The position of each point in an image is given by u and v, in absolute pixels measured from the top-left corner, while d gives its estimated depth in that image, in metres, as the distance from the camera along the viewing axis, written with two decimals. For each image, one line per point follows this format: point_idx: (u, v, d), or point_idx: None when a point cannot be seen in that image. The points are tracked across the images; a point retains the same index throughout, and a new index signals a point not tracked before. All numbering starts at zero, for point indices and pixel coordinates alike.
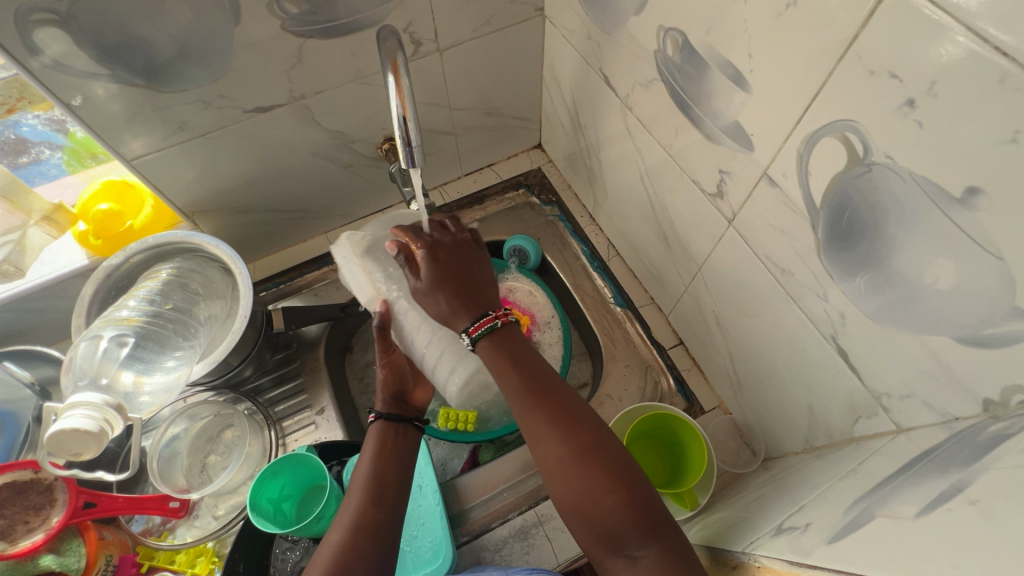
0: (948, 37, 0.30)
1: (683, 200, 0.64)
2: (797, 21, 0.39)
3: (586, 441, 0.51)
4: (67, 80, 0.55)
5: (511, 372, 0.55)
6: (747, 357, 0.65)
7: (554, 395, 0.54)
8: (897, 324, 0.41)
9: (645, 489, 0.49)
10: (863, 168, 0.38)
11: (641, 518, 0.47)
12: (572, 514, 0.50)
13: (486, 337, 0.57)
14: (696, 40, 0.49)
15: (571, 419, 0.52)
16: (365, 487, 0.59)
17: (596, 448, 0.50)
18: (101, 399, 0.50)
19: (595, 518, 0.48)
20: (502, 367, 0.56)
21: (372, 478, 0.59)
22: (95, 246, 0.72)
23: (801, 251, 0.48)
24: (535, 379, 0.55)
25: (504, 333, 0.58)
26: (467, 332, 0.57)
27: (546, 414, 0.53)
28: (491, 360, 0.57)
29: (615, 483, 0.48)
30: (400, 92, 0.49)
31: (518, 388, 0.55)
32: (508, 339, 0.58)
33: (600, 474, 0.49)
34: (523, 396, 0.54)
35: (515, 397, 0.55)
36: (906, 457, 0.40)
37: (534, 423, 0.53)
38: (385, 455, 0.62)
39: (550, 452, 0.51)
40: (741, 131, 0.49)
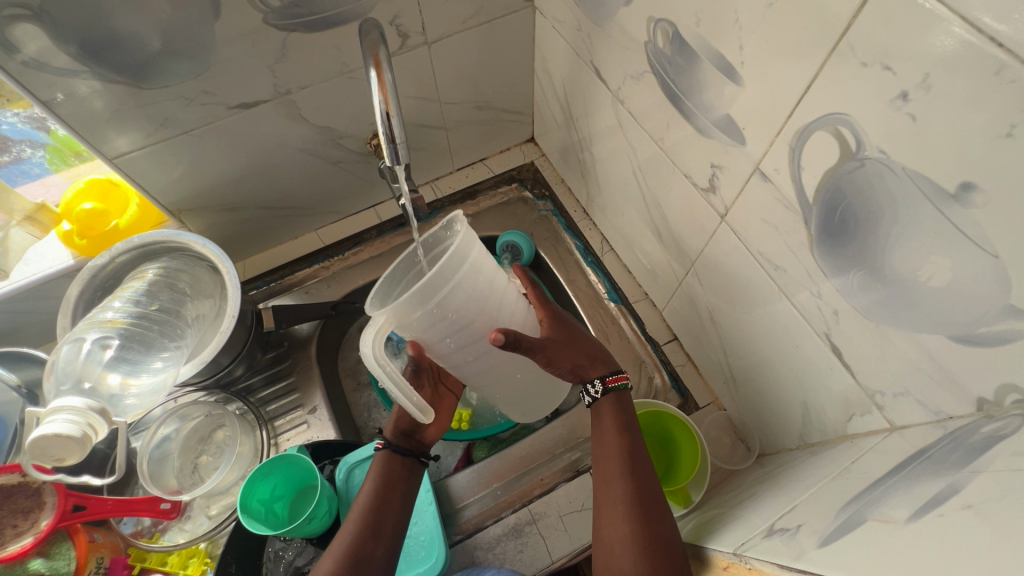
0: (941, 28, 0.29)
1: (676, 195, 0.63)
2: (789, 11, 0.38)
3: (654, 536, 0.51)
4: (46, 78, 0.54)
5: (619, 448, 0.58)
6: (742, 354, 0.64)
7: (640, 479, 0.56)
8: (890, 320, 0.40)
9: None
10: (855, 162, 0.38)
11: None
12: None
13: (617, 392, 0.62)
14: (687, 31, 0.48)
15: (644, 505, 0.53)
16: (363, 518, 0.59)
17: (656, 541, 0.51)
18: (85, 403, 0.49)
19: None
20: (603, 435, 0.60)
21: (372, 510, 0.60)
22: (80, 246, 0.71)
23: (795, 247, 0.47)
24: (635, 462, 0.57)
25: (625, 409, 0.61)
26: (604, 381, 0.62)
27: (625, 492, 0.55)
28: (604, 428, 0.60)
29: None
30: (383, 88, 0.48)
31: (611, 459, 0.58)
32: (625, 419, 0.61)
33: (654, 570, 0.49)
34: (616, 473, 0.56)
35: (603, 466, 0.58)
36: (900, 457, 0.40)
37: (613, 499, 0.55)
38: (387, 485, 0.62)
39: (616, 531, 0.53)
40: (733, 125, 0.48)
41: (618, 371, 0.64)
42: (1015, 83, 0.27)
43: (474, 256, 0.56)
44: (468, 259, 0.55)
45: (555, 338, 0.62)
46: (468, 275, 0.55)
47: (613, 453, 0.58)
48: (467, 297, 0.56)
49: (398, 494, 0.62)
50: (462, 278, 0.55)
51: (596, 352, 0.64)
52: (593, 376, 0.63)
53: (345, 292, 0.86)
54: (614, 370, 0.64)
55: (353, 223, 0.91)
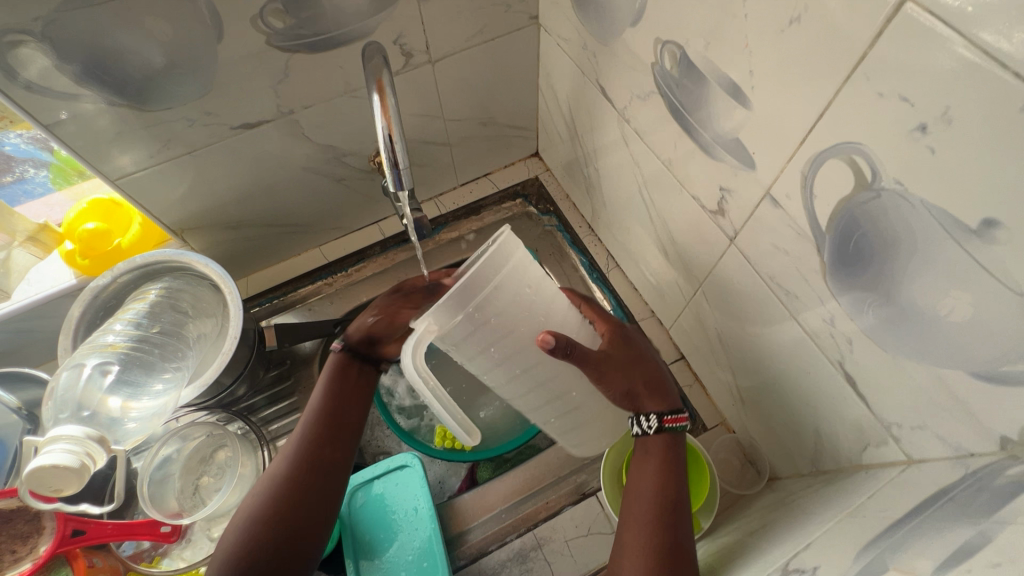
0: (963, 60, 0.28)
1: (684, 215, 0.62)
2: (801, 37, 0.37)
3: None
4: (49, 100, 0.53)
5: (659, 492, 0.55)
6: (752, 377, 0.63)
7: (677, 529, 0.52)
8: (907, 352, 0.39)
9: None
10: (871, 193, 0.36)
11: None
12: None
13: (672, 431, 0.58)
14: (695, 53, 0.47)
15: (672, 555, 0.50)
16: (314, 427, 0.63)
17: None
18: (83, 432, 0.49)
19: None
20: (648, 471, 0.57)
21: (321, 423, 0.63)
22: (83, 266, 0.70)
23: (807, 274, 0.46)
24: (673, 511, 0.53)
25: (676, 453, 0.57)
26: (661, 417, 0.58)
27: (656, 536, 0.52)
28: (648, 465, 0.57)
29: None
30: (385, 112, 0.47)
31: (648, 497, 0.55)
32: (674, 464, 0.57)
33: None
34: (650, 517, 0.53)
35: (640, 500, 0.55)
36: (920, 495, 0.38)
37: (641, 544, 0.52)
38: (333, 400, 0.65)
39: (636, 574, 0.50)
40: (742, 149, 0.47)
41: (677, 409, 0.59)
42: None
43: (517, 258, 0.54)
44: (513, 258, 0.54)
45: (614, 357, 0.58)
46: (510, 278, 0.54)
47: (652, 491, 0.55)
48: (512, 299, 0.55)
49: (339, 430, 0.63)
50: (502, 281, 0.53)
51: (657, 381, 0.60)
52: (647, 408, 0.59)
53: (347, 310, 0.85)
54: (674, 407, 0.59)
55: (356, 240, 0.91)
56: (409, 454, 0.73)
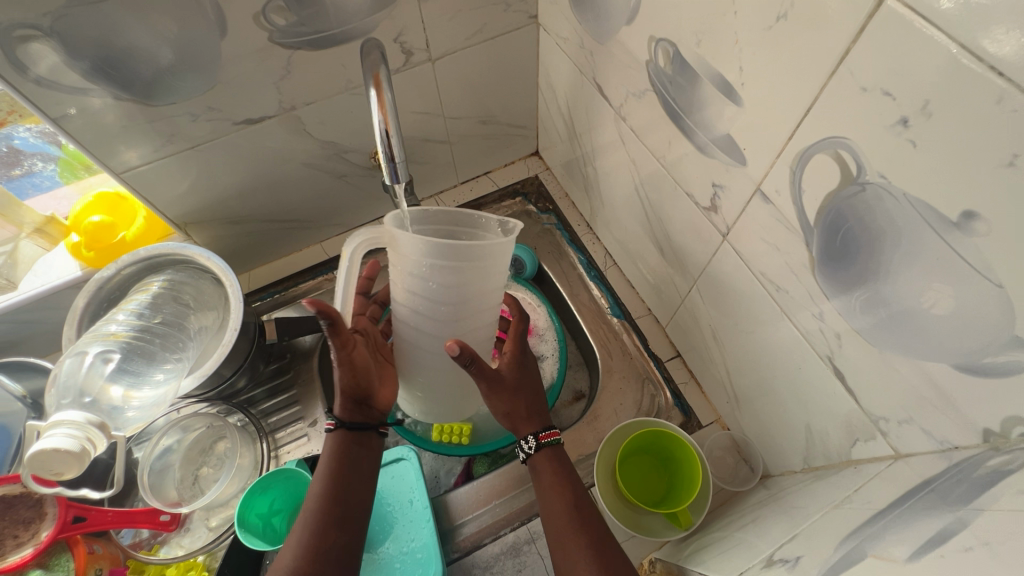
0: (942, 54, 0.29)
1: (678, 212, 0.62)
2: (788, 34, 0.37)
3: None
4: (56, 96, 0.54)
5: (562, 500, 0.58)
6: (745, 373, 0.63)
7: (592, 524, 0.56)
8: (893, 346, 0.40)
9: None
10: (856, 187, 0.37)
11: None
12: None
13: (551, 448, 0.63)
14: (687, 51, 0.48)
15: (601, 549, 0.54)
16: (322, 507, 0.57)
17: None
18: (84, 417, 0.50)
19: None
20: (547, 482, 0.60)
21: (331, 499, 0.57)
22: (87, 258, 0.72)
23: (796, 269, 0.46)
24: (583, 513, 0.57)
25: (558, 461, 0.62)
26: (539, 437, 0.62)
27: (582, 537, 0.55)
28: (544, 482, 0.61)
29: None
30: (382, 107, 0.48)
31: (558, 503, 0.58)
32: (564, 472, 0.61)
33: None
34: (568, 525, 0.56)
35: (552, 511, 0.58)
36: (904, 487, 0.39)
37: (574, 551, 0.54)
38: (342, 475, 0.59)
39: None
40: (734, 146, 0.47)
41: (550, 426, 0.64)
42: (1016, 113, 0.26)
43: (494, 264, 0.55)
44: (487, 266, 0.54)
45: (504, 381, 0.62)
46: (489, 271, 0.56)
47: (558, 499, 0.59)
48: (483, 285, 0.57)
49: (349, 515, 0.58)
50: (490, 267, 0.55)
51: (536, 406, 0.64)
52: (525, 431, 0.63)
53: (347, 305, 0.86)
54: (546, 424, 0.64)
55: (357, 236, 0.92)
56: (406, 447, 0.74)
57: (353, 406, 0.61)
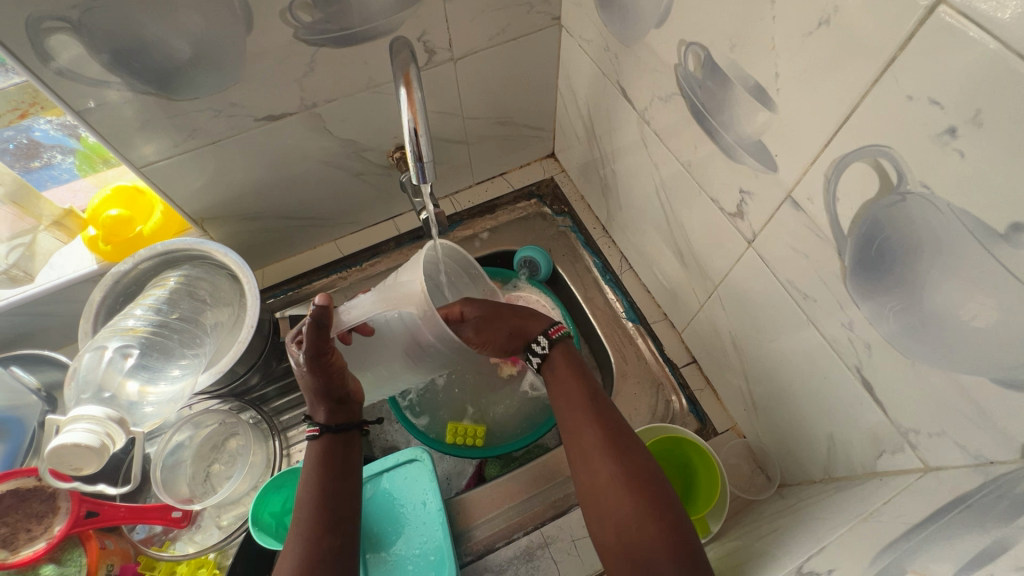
0: (997, 64, 0.28)
1: (700, 217, 0.62)
2: (829, 41, 0.37)
3: (635, 470, 0.55)
4: (79, 88, 0.54)
5: (592, 432, 0.59)
6: (765, 381, 0.63)
7: (609, 419, 0.59)
8: (926, 358, 0.39)
9: (679, 515, 0.52)
10: (895, 196, 0.36)
11: (676, 552, 0.49)
12: (610, 535, 0.53)
13: (562, 341, 0.68)
14: (719, 56, 0.47)
15: (618, 443, 0.57)
16: (311, 516, 0.56)
17: (639, 477, 0.54)
18: (104, 412, 0.49)
19: (631, 543, 0.51)
20: (563, 380, 0.64)
21: (317, 505, 0.56)
22: (105, 252, 0.72)
23: (826, 277, 0.46)
24: (620, 444, 0.57)
25: (573, 358, 0.66)
26: (548, 333, 0.67)
27: (599, 435, 0.58)
28: (561, 376, 0.65)
29: (655, 514, 0.52)
30: (412, 106, 0.47)
31: (574, 402, 0.61)
32: (576, 364, 0.66)
33: (648, 505, 0.52)
34: (599, 458, 0.57)
35: (569, 407, 0.62)
36: (937, 501, 0.38)
37: (591, 448, 0.57)
38: (331, 480, 0.58)
39: (600, 475, 0.55)
40: (765, 152, 0.47)
41: (557, 324, 0.69)
42: None
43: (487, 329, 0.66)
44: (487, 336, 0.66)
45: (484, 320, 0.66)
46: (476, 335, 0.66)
47: (578, 393, 0.62)
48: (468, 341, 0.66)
49: (340, 518, 0.57)
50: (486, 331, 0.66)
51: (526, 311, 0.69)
52: (537, 333, 0.67)
53: None
54: (552, 323, 0.69)
55: (371, 235, 0.92)
56: (419, 448, 0.73)
57: (333, 407, 0.59)
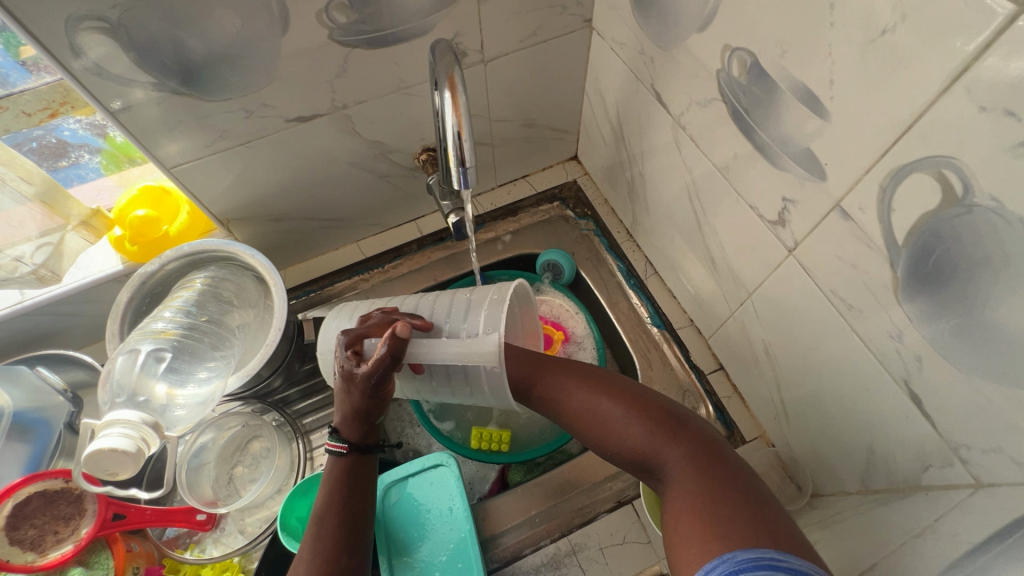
0: None
1: (736, 224, 0.61)
2: (892, 49, 0.36)
3: (595, 381, 0.59)
4: (113, 88, 0.53)
5: (550, 370, 0.62)
6: (799, 390, 0.62)
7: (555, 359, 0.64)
8: (984, 373, 0.38)
9: (649, 398, 0.55)
10: (960, 208, 0.36)
11: (659, 423, 0.52)
12: (607, 443, 0.55)
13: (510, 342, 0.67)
14: (768, 62, 0.46)
15: (571, 369, 0.61)
16: (328, 531, 0.54)
17: (601, 385, 0.58)
18: (139, 417, 0.49)
19: (622, 437, 0.53)
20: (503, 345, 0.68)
21: (337, 521, 0.55)
22: (131, 252, 0.71)
23: (875, 289, 0.45)
24: (579, 374, 0.60)
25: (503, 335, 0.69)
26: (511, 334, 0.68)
27: (552, 369, 0.62)
28: None
29: (628, 404, 0.54)
30: (456, 109, 0.47)
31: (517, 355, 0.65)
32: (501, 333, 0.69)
33: (618, 398, 0.55)
34: (565, 387, 0.60)
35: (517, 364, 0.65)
36: (995, 520, 0.37)
37: (549, 381, 0.61)
38: (349, 496, 0.57)
39: (571, 398, 0.58)
40: (813, 160, 0.46)
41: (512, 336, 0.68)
42: None
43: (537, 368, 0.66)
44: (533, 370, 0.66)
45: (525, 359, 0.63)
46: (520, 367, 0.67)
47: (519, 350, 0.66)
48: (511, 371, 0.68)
49: (355, 536, 0.55)
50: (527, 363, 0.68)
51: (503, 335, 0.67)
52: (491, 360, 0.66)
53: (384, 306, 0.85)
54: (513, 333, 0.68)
55: (394, 236, 0.91)
56: (445, 453, 0.73)
57: (366, 429, 0.58)
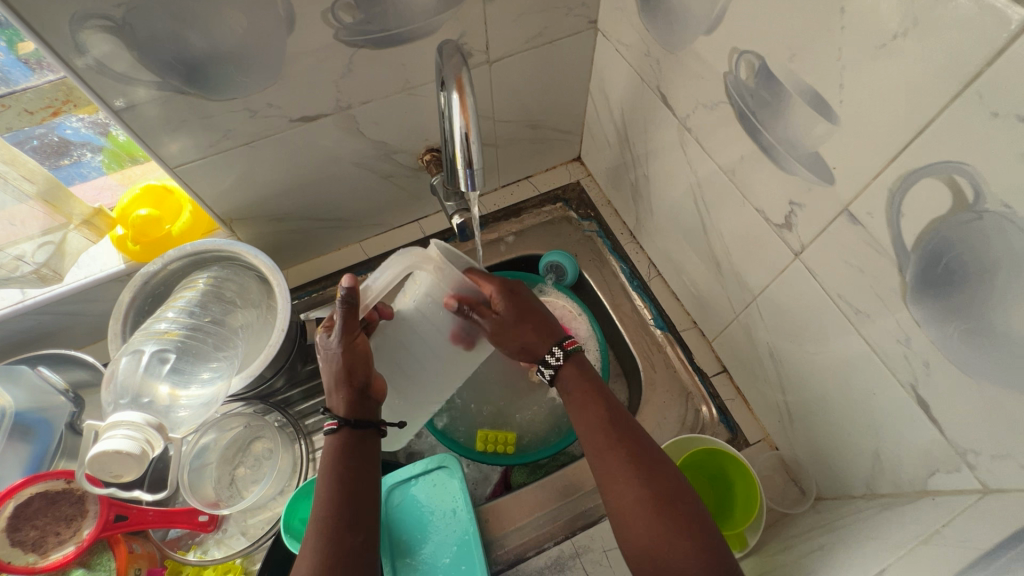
0: None
1: (741, 226, 0.61)
2: (903, 55, 0.36)
3: (668, 486, 0.53)
4: (116, 86, 0.53)
5: (620, 459, 0.55)
6: (804, 393, 0.62)
7: (636, 438, 0.57)
8: (992, 378, 0.38)
9: (712, 533, 0.51)
10: (971, 214, 0.36)
11: (712, 569, 0.48)
12: (643, 558, 0.51)
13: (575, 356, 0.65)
14: (776, 65, 0.46)
15: (652, 463, 0.55)
16: (331, 513, 0.53)
17: (671, 494, 0.52)
18: (144, 418, 0.48)
19: (666, 565, 0.49)
20: (586, 401, 0.61)
21: (339, 502, 0.54)
22: (134, 251, 0.70)
23: (883, 293, 0.45)
24: (644, 464, 0.54)
25: (587, 380, 0.63)
26: (564, 346, 0.64)
27: (627, 455, 0.55)
28: (577, 382, 0.63)
29: (690, 531, 0.50)
30: (464, 111, 0.46)
31: (599, 423, 0.59)
32: (597, 388, 0.62)
33: (682, 521, 0.51)
34: (626, 483, 0.54)
35: (597, 428, 0.59)
36: (1003, 525, 0.37)
37: (622, 467, 0.55)
38: (349, 475, 0.56)
39: (631, 494, 0.53)
40: (821, 164, 0.46)
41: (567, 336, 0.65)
42: None
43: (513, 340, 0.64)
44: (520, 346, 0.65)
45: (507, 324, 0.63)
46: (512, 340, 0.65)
47: (602, 414, 0.59)
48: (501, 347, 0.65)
49: (360, 514, 0.55)
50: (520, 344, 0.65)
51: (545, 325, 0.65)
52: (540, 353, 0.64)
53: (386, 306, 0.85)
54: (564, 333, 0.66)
55: (397, 237, 0.91)
56: (447, 455, 0.73)
57: (350, 399, 0.59)
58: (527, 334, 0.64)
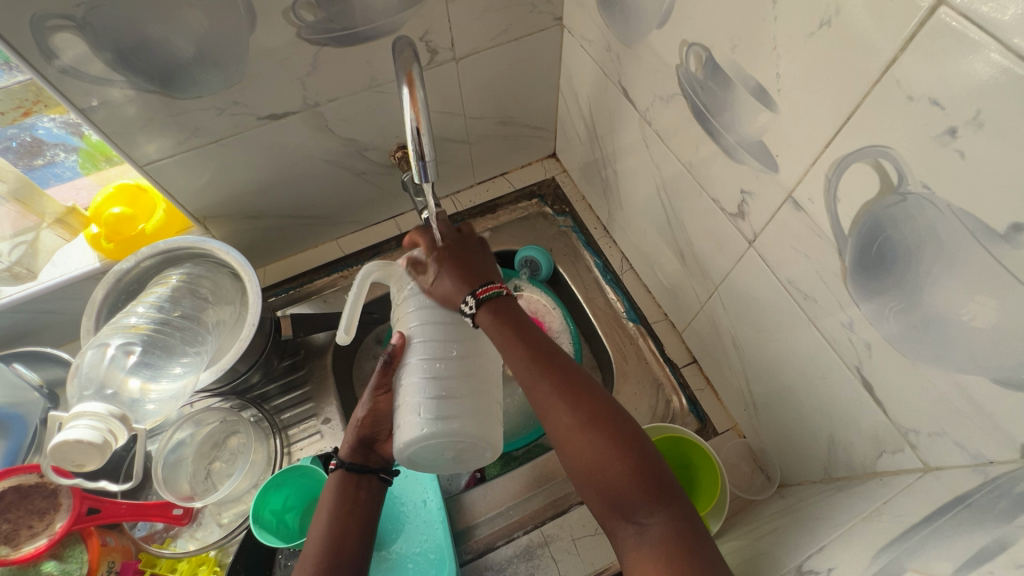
0: (984, 58, 0.29)
1: (701, 216, 0.62)
2: (829, 43, 0.37)
3: (596, 411, 0.53)
4: (83, 86, 0.54)
5: (549, 389, 0.54)
6: (765, 381, 0.63)
7: (562, 368, 0.56)
8: (924, 357, 0.39)
9: (648, 452, 0.51)
10: (896, 197, 0.37)
11: (648, 485, 0.48)
12: (586, 484, 0.52)
13: (493, 301, 0.59)
14: (720, 56, 0.47)
15: (578, 391, 0.54)
16: (322, 551, 0.57)
17: (602, 417, 0.52)
18: (106, 409, 0.50)
19: (607, 485, 0.50)
20: (506, 340, 0.58)
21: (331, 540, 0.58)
22: (107, 249, 0.71)
23: (826, 277, 0.46)
24: (573, 391, 0.54)
25: (508, 315, 0.59)
26: (476, 293, 0.59)
27: (554, 387, 0.54)
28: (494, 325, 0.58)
29: (622, 451, 0.50)
30: (414, 105, 0.47)
31: (523, 359, 0.56)
32: (517, 321, 0.59)
33: (611, 443, 0.50)
34: (557, 412, 0.53)
35: (521, 366, 0.57)
36: (936, 501, 0.38)
37: (551, 398, 0.54)
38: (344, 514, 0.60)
39: (565, 424, 0.53)
40: (766, 152, 0.47)
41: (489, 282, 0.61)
42: None
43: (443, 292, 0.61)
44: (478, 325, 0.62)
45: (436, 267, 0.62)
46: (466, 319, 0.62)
47: (524, 351, 0.57)
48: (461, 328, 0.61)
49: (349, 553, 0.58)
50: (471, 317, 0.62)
51: (472, 271, 0.62)
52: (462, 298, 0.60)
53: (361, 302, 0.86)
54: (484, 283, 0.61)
55: (373, 234, 0.92)
56: None
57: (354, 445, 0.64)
58: (447, 277, 0.61)
